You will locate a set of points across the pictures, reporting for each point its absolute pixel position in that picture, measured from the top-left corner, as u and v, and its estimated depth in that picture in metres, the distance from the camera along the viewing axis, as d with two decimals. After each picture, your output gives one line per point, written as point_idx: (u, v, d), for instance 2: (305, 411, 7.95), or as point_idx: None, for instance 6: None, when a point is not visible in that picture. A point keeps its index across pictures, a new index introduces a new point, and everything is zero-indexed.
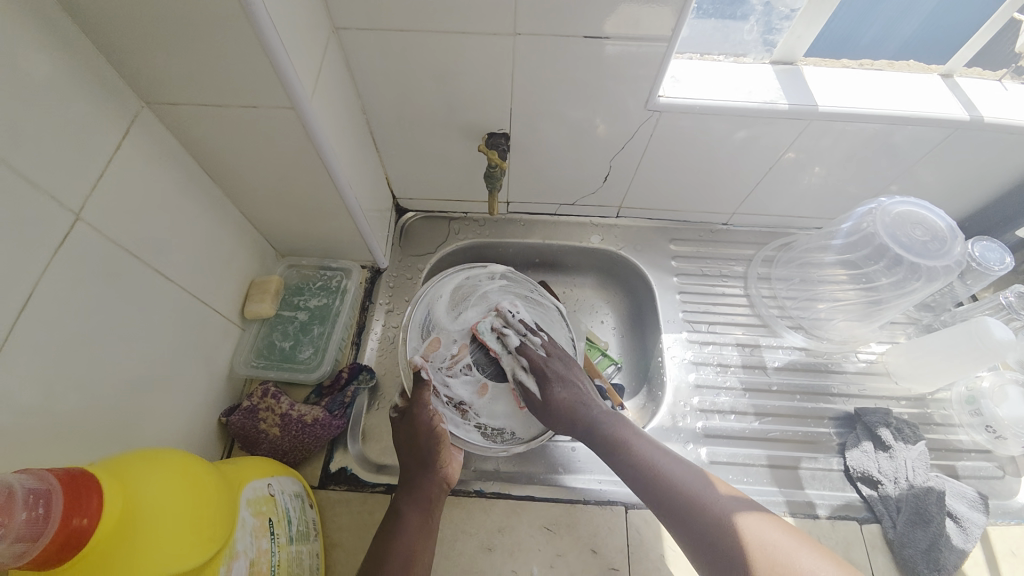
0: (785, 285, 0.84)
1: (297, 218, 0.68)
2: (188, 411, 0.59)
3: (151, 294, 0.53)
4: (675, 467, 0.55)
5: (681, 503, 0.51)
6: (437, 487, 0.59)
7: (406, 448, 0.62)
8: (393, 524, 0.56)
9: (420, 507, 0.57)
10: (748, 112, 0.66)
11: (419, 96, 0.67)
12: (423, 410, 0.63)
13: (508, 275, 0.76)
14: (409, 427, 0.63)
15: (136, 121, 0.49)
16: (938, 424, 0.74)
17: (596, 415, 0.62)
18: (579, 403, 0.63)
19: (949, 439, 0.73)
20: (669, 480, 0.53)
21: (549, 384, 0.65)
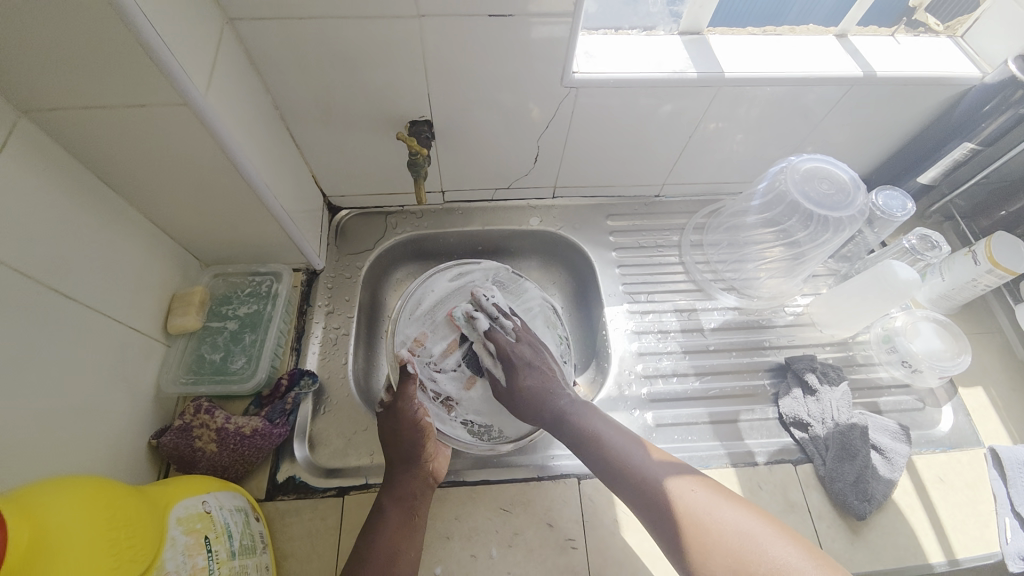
0: (715, 250, 0.88)
1: (216, 224, 0.65)
2: (111, 438, 0.55)
3: (54, 317, 0.49)
4: (625, 441, 0.60)
5: (632, 474, 0.57)
6: (419, 483, 0.60)
7: (390, 442, 0.63)
8: (374, 525, 0.57)
9: (402, 506, 0.58)
10: (662, 84, 0.68)
11: (333, 88, 0.65)
12: (408, 404, 0.65)
13: (500, 273, 0.81)
14: (393, 422, 0.64)
15: (15, 133, 0.45)
16: (860, 365, 0.80)
17: (562, 406, 0.65)
18: (546, 390, 0.66)
19: (870, 377, 0.79)
20: (620, 454, 0.59)
21: (516, 372, 0.68)
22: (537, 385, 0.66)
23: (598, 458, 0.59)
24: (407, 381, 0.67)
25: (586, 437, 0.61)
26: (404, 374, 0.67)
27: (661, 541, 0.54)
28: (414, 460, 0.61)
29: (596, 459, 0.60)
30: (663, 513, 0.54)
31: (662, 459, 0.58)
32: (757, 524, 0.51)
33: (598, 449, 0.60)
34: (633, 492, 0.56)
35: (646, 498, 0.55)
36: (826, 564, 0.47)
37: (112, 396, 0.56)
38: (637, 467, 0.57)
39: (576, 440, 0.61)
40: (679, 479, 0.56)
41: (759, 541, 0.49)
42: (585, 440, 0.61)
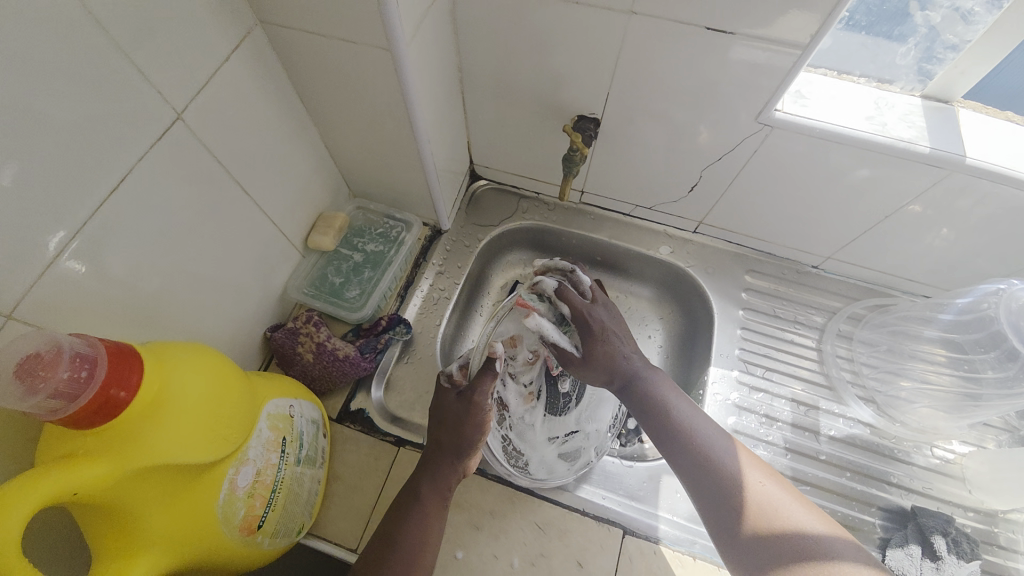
0: (867, 350, 0.75)
1: (374, 162, 0.69)
2: (238, 320, 0.63)
3: (229, 205, 0.56)
4: (696, 417, 0.55)
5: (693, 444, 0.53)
6: (457, 477, 0.58)
7: (444, 429, 0.56)
8: (409, 503, 0.55)
9: (438, 496, 0.56)
10: (877, 148, 0.58)
11: (517, 64, 0.65)
12: (483, 401, 0.55)
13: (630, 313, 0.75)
14: (460, 410, 0.56)
15: (249, 39, 0.50)
16: (999, 546, 0.63)
17: (636, 368, 0.58)
18: (617, 355, 0.58)
19: (1002, 562, 0.62)
20: (694, 431, 0.54)
21: (590, 337, 0.58)
22: (613, 355, 0.58)
23: (665, 430, 0.55)
24: (488, 377, 0.54)
25: (655, 399, 0.57)
26: (489, 370, 0.54)
27: (720, 536, 0.50)
28: (465, 456, 0.57)
29: (661, 431, 0.55)
30: (727, 507, 0.50)
31: (732, 448, 0.53)
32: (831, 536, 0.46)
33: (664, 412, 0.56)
34: (697, 472, 0.52)
35: (710, 486, 0.51)
36: None
37: (247, 284, 0.63)
38: (706, 448, 0.53)
39: (645, 408, 0.57)
40: (749, 472, 0.51)
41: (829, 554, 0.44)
42: (649, 398, 0.57)
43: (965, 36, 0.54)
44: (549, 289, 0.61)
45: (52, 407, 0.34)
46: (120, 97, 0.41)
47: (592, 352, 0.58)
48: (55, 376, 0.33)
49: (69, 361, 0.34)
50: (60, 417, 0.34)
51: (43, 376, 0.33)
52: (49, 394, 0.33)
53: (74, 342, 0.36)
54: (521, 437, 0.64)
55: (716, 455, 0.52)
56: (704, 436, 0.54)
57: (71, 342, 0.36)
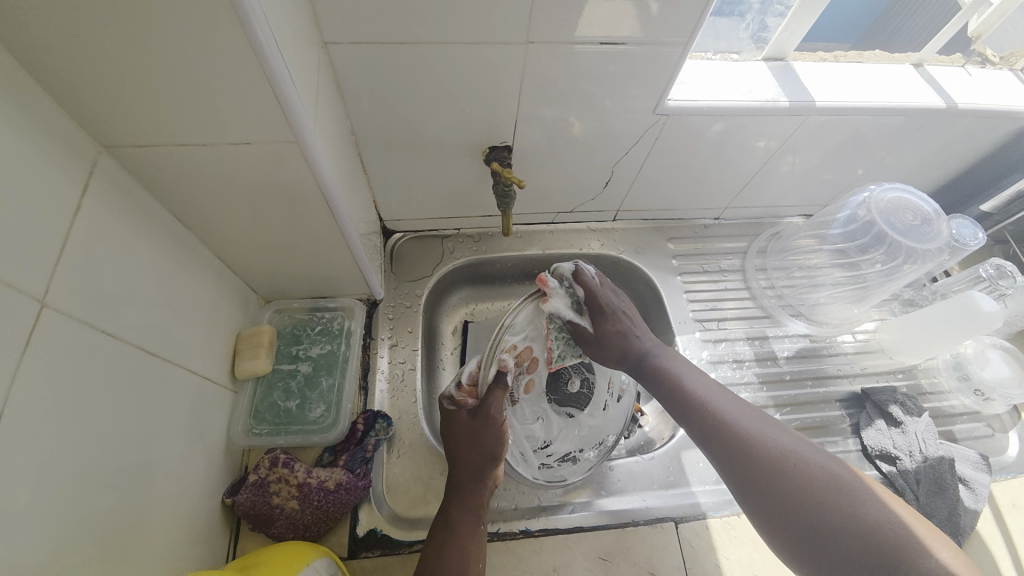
0: (781, 275, 0.87)
1: (286, 258, 0.60)
2: (189, 500, 0.51)
3: (135, 376, 0.44)
4: (717, 394, 0.56)
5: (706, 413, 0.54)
6: (486, 491, 0.56)
7: (465, 446, 0.56)
8: (447, 521, 0.53)
9: (472, 510, 0.54)
10: (752, 111, 0.66)
11: (412, 113, 0.61)
12: (498, 411, 0.55)
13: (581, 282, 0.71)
14: (473, 426, 0.56)
15: (96, 169, 0.41)
16: (930, 393, 0.80)
17: (646, 344, 0.62)
18: (628, 333, 0.62)
19: (941, 405, 0.79)
20: (704, 403, 0.55)
21: (602, 319, 0.61)
22: (622, 334, 0.62)
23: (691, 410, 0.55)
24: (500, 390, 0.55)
25: (666, 379, 0.59)
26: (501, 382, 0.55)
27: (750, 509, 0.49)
28: (487, 467, 0.55)
29: (687, 412, 0.55)
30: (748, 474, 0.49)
31: (763, 421, 0.53)
32: (859, 487, 0.46)
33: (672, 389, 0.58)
34: (712, 441, 0.52)
35: (734, 458, 0.50)
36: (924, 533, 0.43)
37: (186, 454, 0.51)
38: (732, 421, 0.53)
39: (670, 397, 0.58)
40: (782, 442, 0.50)
41: (863, 506, 0.45)
42: (661, 377, 0.59)
43: (788, 4, 0.65)
44: (567, 273, 0.60)
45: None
46: None
47: (606, 333, 0.62)
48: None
49: None
50: None
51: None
52: None
53: None
54: (589, 437, 0.68)
55: (742, 425, 0.52)
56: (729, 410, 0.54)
57: None
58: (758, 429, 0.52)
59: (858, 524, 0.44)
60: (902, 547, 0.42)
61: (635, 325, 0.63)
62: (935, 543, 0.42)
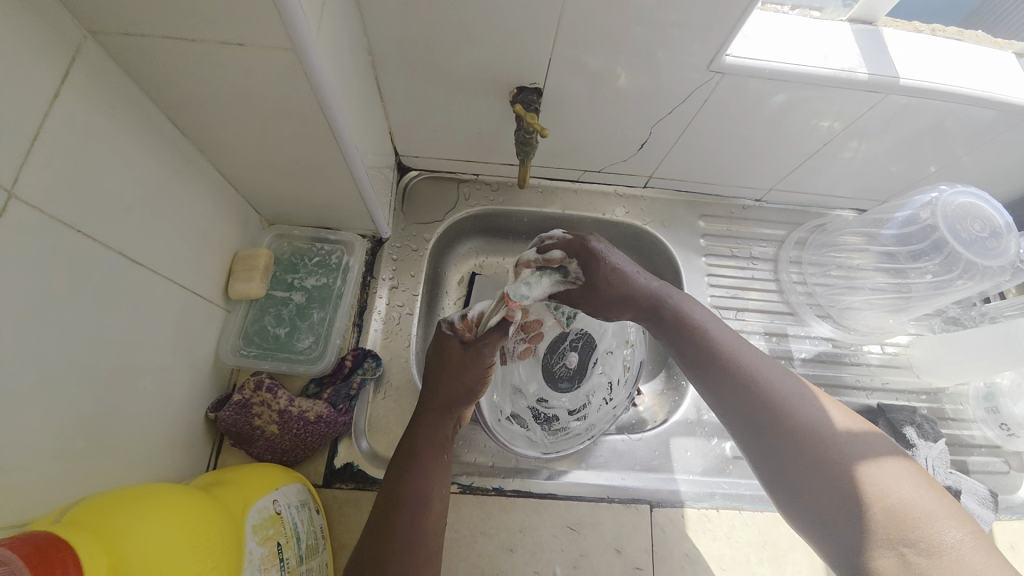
0: (816, 271, 0.81)
1: (287, 180, 0.57)
2: (172, 411, 0.51)
3: (117, 283, 0.43)
4: (745, 349, 0.53)
5: (727, 365, 0.51)
6: (451, 426, 0.54)
7: (444, 378, 0.53)
8: (405, 458, 0.50)
9: (435, 449, 0.52)
10: (822, 80, 0.57)
11: (436, 38, 0.55)
12: (490, 352, 0.53)
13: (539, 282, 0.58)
14: (463, 359, 0.53)
15: (79, 57, 0.37)
16: (951, 419, 0.75)
17: (648, 284, 0.58)
18: (628, 272, 0.57)
19: (961, 433, 0.74)
20: (727, 353, 0.52)
21: (596, 265, 0.55)
22: (619, 269, 0.56)
23: (714, 368, 0.52)
24: (500, 334, 0.54)
25: (687, 319, 0.56)
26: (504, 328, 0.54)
27: (764, 470, 0.48)
28: (463, 400, 0.54)
29: (708, 370, 0.52)
30: (765, 430, 0.48)
31: (780, 377, 0.51)
32: (882, 458, 0.44)
33: (692, 330, 0.55)
34: (729, 396, 0.50)
35: (752, 415, 0.49)
36: (947, 505, 0.41)
37: (170, 365, 0.51)
38: (757, 383, 0.50)
39: (687, 341, 0.55)
40: (798, 401, 0.48)
41: (880, 476, 0.43)
42: (677, 318, 0.56)
43: None
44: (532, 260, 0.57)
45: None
46: None
47: (598, 275, 0.56)
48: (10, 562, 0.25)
49: None
50: None
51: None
52: None
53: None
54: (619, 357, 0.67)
55: (768, 389, 0.49)
56: (756, 373, 0.50)
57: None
58: (787, 394, 0.49)
59: (875, 490, 0.42)
60: (912, 522, 0.40)
61: (634, 269, 0.58)
62: (954, 521, 0.40)
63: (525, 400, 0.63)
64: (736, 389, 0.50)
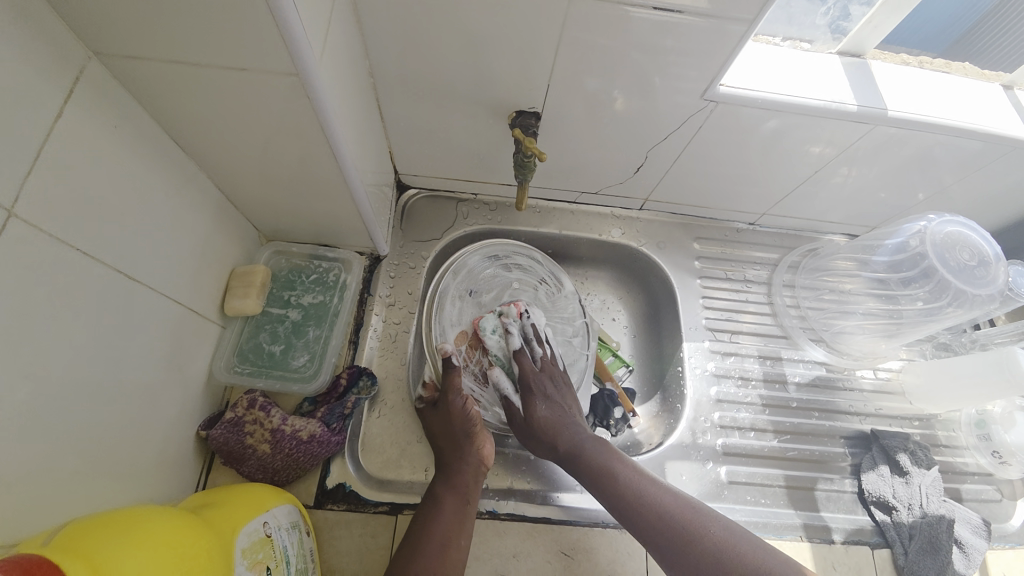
0: (809, 295, 0.82)
1: (287, 198, 0.58)
2: (163, 430, 0.51)
3: (112, 299, 0.43)
4: (645, 480, 0.54)
5: (636, 500, 0.52)
6: (473, 470, 0.58)
7: (442, 434, 0.60)
8: (434, 510, 0.54)
9: (457, 494, 0.56)
10: (811, 111, 0.59)
11: (437, 63, 0.56)
12: (455, 397, 0.60)
13: (457, 300, 0.70)
14: (442, 414, 0.60)
15: (83, 77, 0.38)
16: (944, 446, 0.75)
17: (582, 439, 0.59)
18: (557, 425, 0.60)
19: (953, 460, 0.74)
20: (632, 484, 0.53)
21: (533, 398, 0.62)
22: (550, 398, 0.62)
23: (628, 507, 0.52)
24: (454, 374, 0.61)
25: (594, 461, 0.57)
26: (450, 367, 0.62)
27: None
28: (465, 444, 0.59)
29: (630, 517, 0.52)
30: (686, 566, 0.47)
31: (683, 501, 0.52)
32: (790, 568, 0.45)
33: (593, 465, 0.56)
34: (648, 535, 0.50)
35: (672, 550, 0.48)
36: None
37: (164, 382, 0.50)
38: (666, 515, 0.50)
39: (596, 475, 0.56)
40: (708, 521, 0.49)
41: None
42: (584, 465, 0.57)
43: None
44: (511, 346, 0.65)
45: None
46: None
47: (534, 416, 0.61)
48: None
49: None
50: None
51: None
52: None
53: None
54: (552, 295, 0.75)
55: (683, 519, 0.50)
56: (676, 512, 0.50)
57: None
58: (691, 517, 0.50)
59: None
60: None
61: (564, 413, 0.62)
62: None
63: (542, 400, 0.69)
64: (647, 527, 0.50)
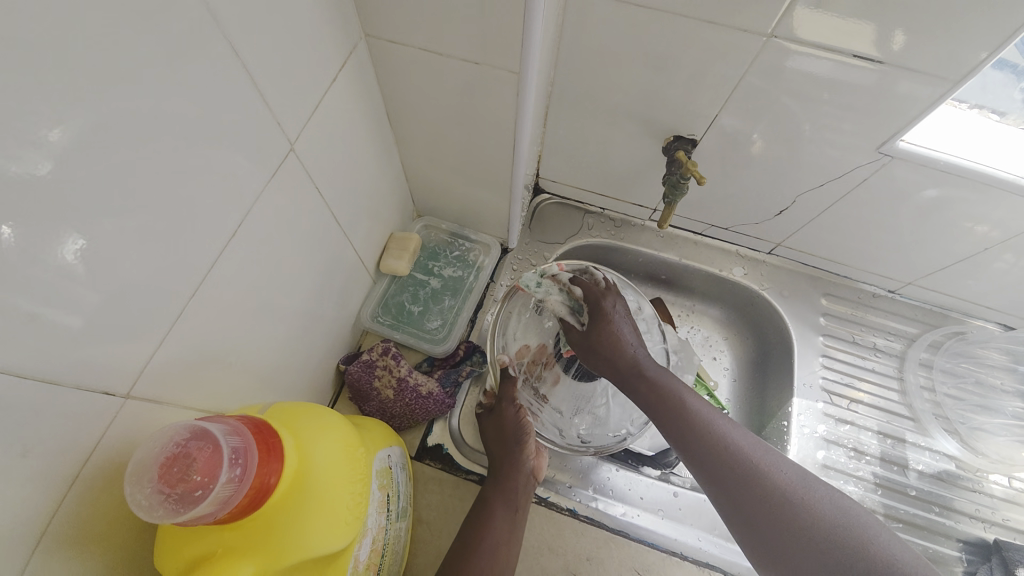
0: (948, 380, 0.75)
1: (454, 180, 0.65)
2: (318, 356, 0.58)
3: (321, 237, 0.51)
4: (711, 412, 0.49)
5: (697, 426, 0.48)
6: (520, 480, 0.58)
7: (494, 440, 0.60)
8: (486, 516, 0.54)
9: (508, 502, 0.56)
10: (1000, 184, 0.56)
11: (615, 82, 0.61)
12: (510, 406, 0.62)
13: (522, 316, 0.67)
14: (496, 422, 0.62)
15: (353, 53, 0.46)
16: None
17: (641, 355, 0.56)
18: (621, 342, 0.57)
19: None
20: (697, 412, 0.49)
21: (603, 322, 0.58)
22: (618, 320, 0.58)
23: (687, 434, 0.48)
24: (508, 383, 0.63)
25: (659, 395, 0.52)
26: (505, 377, 0.63)
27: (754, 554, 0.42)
28: (513, 453, 0.59)
29: (687, 445, 0.48)
30: (743, 502, 0.43)
31: (754, 438, 0.47)
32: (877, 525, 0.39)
33: (654, 395, 0.53)
34: (704, 465, 0.46)
35: (729, 485, 0.44)
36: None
37: (328, 316, 0.58)
38: (731, 446, 0.45)
39: (657, 408, 0.52)
40: (778, 461, 0.44)
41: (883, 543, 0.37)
42: (650, 395, 0.53)
43: None
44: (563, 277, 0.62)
45: (202, 519, 0.28)
46: (247, 137, 0.36)
47: (600, 336, 0.58)
48: (214, 484, 0.29)
49: (228, 459, 0.29)
50: (223, 512, 0.30)
51: (198, 484, 0.28)
52: (213, 501, 0.29)
53: (226, 434, 0.30)
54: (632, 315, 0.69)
55: (751, 454, 0.45)
56: (742, 442, 0.45)
57: (223, 435, 0.30)
58: (759, 455, 0.44)
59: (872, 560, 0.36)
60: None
61: (633, 339, 0.58)
62: None
63: (608, 423, 0.64)
64: (704, 454, 0.46)
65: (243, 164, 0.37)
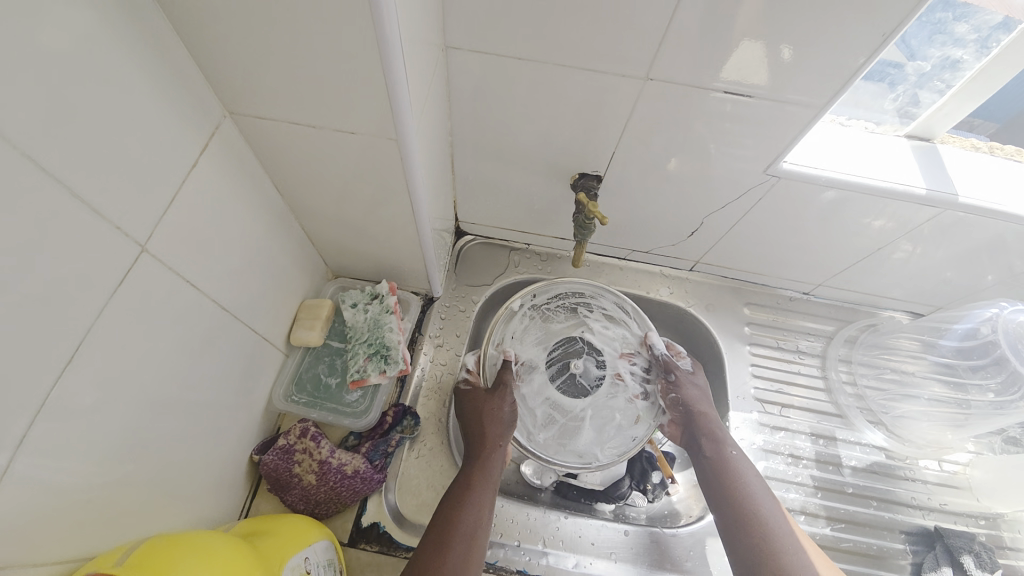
0: (867, 373, 0.79)
1: (362, 240, 0.62)
2: (224, 453, 0.53)
3: (206, 328, 0.47)
4: (748, 471, 0.62)
5: (736, 476, 0.62)
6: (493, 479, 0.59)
7: (476, 436, 0.62)
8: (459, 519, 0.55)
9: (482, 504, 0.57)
10: (878, 192, 0.59)
11: (512, 127, 0.60)
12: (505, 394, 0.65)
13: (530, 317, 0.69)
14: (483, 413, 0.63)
15: (217, 132, 0.43)
16: (1009, 548, 0.69)
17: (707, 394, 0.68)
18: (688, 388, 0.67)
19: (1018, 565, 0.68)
20: (738, 469, 0.62)
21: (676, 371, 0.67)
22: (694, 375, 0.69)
23: (714, 470, 0.63)
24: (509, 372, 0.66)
25: (709, 440, 0.64)
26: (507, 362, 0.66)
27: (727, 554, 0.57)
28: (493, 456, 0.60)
29: (710, 474, 0.63)
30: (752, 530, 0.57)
31: (758, 487, 0.61)
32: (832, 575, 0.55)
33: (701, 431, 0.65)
34: (722, 498, 0.60)
35: (725, 509, 0.59)
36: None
37: (231, 407, 0.53)
38: (758, 500, 0.60)
39: (709, 447, 0.64)
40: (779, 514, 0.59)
41: None
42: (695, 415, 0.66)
43: (951, 82, 0.57)
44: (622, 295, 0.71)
45: None
46: (78, 247, 0.32)
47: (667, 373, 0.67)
48: None
49: None
50: None
51: None
52: None
53: None
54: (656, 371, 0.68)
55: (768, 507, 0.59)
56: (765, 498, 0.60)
57: None
58: (775, 511, 0.59)
59: None
60: None
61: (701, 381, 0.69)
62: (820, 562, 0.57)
63: (579, 444, 0.63)
64: (728, 491, 0.60)
65: (77, 278, 0.32)
